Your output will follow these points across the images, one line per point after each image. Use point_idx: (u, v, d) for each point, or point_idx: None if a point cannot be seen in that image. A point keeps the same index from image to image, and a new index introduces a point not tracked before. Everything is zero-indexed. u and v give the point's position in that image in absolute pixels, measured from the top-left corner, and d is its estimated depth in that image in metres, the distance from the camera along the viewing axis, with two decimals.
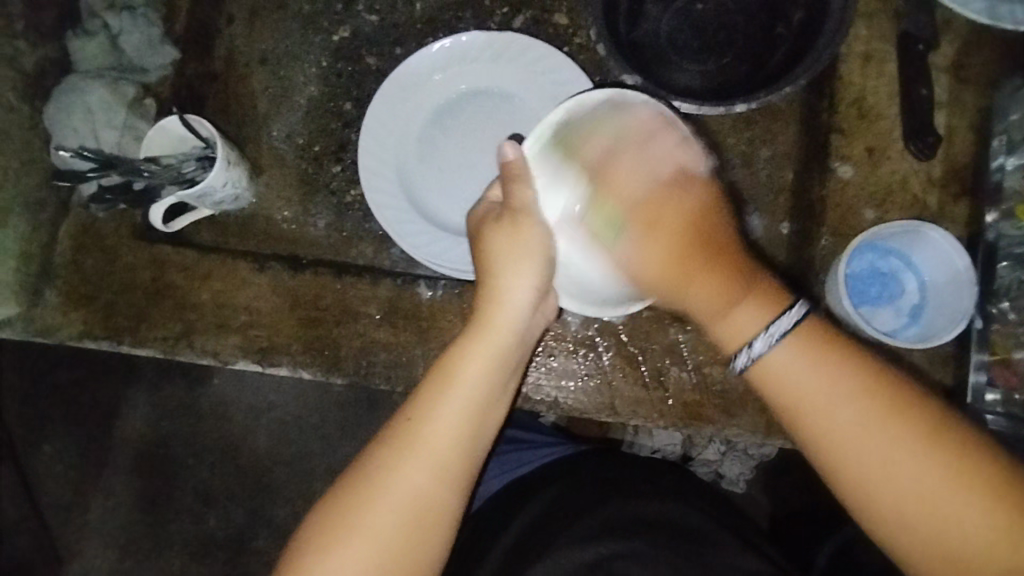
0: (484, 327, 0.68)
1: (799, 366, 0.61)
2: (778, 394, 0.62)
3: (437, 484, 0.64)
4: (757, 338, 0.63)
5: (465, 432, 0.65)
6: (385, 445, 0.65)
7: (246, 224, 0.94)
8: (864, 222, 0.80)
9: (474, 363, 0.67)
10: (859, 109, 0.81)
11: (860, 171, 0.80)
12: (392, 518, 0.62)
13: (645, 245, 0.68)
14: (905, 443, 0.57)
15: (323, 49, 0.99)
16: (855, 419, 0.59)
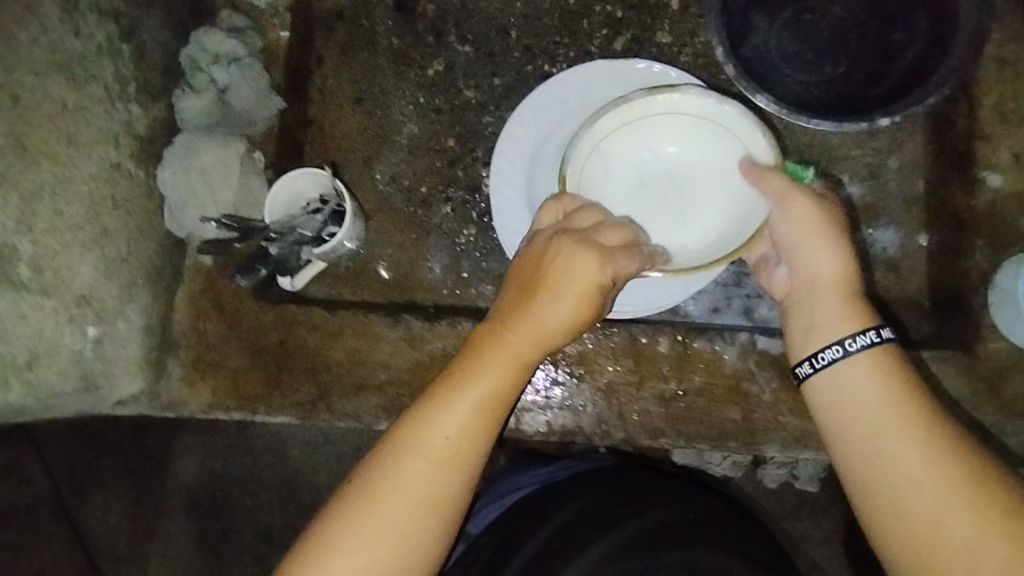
0: (506, 332, 0.64)
1: (868, 383, 0.60)
2: (824, 406, 0.62)
3: (439, 496, 0.61)
4: (853, 338, 0.62)
5: (470, 432, 0.62)
6: (390, 445, 0.63)
7: (359, 273, 0.90)
8: (1017, 228, 0.80)
9: (492, 368, 0.64)
10: (1000, 115, 0.81)
11: (1008, 180, 0.80)
12: (395, 519, 0.60)
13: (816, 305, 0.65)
14: (948, 482, 0.55)
15: (418, 85, 0.96)
16: (908, 447, 0.57)
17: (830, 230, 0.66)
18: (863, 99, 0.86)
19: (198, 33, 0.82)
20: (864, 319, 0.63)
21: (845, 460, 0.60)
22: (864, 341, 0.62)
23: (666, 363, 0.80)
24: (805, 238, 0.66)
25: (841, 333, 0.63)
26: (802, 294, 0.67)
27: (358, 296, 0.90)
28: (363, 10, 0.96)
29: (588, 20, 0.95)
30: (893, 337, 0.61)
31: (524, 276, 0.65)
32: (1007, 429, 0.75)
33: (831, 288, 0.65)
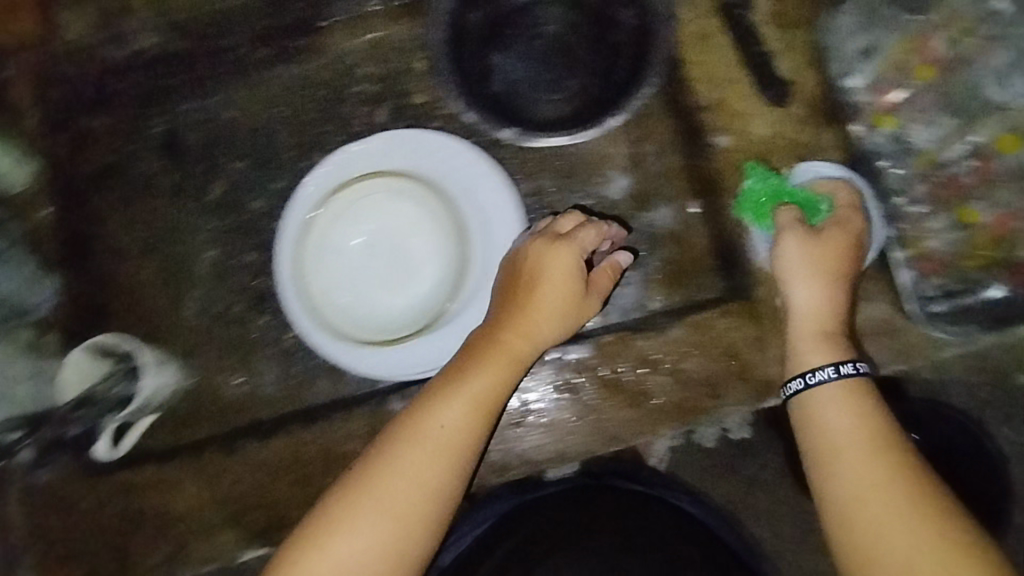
0: (504, 328, 0.74)
1: (842, 404, 0.69)
2: (801, 424, 0.71)
3: (439, 486, 0.68)
4: (816, 371, 0.71)
5: (492, 397, 0.72)
6: (397, 435, 0.70)
7: (195, 410, 0.90)
8: (758, 179, 0.85)
9: (531, 343, 0.74)
10: (712, 84, 0.88)
11: (735, 138, 0.87)
12: (412, 496, 0.68)
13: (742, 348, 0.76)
14: (912, 499, 0.61)
15: (205, 213, 0.98)
16: (861, 471, 0.64)
17: (832, 256, 0.76)
18: (604, 97, 0.94)
19: None
20: (837, 353, 0.72)
21: (821, 483, 0.66)
22: (829, 375, 0.71)
23: None
24: (794, 273, 0.76)
25: (815, 362, 0.73)
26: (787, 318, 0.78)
27: (202, 435, 0.89)
28: (132, 161, 0.99)
29: (346, 103, 0.99)
30: (861, 372, 0.70)
31: (512, 277, 0.76)
32: None
33: (816, 313, 0.75)
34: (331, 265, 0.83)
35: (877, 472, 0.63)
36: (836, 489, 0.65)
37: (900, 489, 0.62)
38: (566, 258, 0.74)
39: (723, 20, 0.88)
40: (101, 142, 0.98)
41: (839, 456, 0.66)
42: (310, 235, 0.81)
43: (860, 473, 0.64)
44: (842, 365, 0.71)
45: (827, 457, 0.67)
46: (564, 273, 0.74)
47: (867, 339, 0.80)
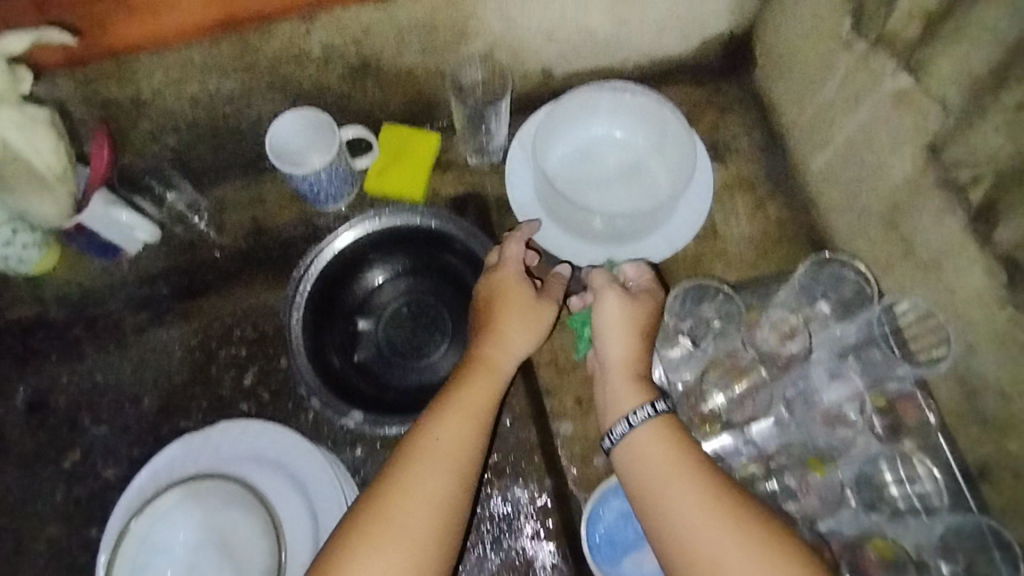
0: (484, 346, 0.78)
1: (668, 460, 0.68)
2: (630, 477, 0.70)
3: (449, 505, 0.67)
4: (634, 412, 0.72)
5: (466, 427, 0.71)
6: (391, 474, 0.69)
7: None
8: (598, 469, 0.87)
9: (506, 355, 0.78)
10: (556, 368, 0.91)
11: (578, 423, 0.89)
12: (422, 517, 0.66)
13: (618, 343, 0.76)
14: (739, 534, 0.62)
15: (57, 481, 0.96)
16: (690, 496, 0.65)
17: (645, 328, 0.77)
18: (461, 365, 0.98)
19: None
20: (645, 394, 0.74)
21: (655, 544, 0.67)
22: (642, 416, 0.71)
23: None
24: (609, 330, 0.77)
25: (626, 409, 0.73)
26: (599, 374, 0.78)
27: None
28: None
29: (216, 366, 1.01)
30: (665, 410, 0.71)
31: (485, 298, 0.81)
32: None
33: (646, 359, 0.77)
34: None
35: (689, 486, 0.66)
36: (672, 536, 0.65)
37: (725, 497, 0.65)
38: (511, 275, 0.81)
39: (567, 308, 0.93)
40: None
41: (673, 518, 0.65)
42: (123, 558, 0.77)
43: (691, 519, 0.64)
44: (640, 411, 0.72)
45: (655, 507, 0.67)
46: (529, 296, 0.80)
47: None
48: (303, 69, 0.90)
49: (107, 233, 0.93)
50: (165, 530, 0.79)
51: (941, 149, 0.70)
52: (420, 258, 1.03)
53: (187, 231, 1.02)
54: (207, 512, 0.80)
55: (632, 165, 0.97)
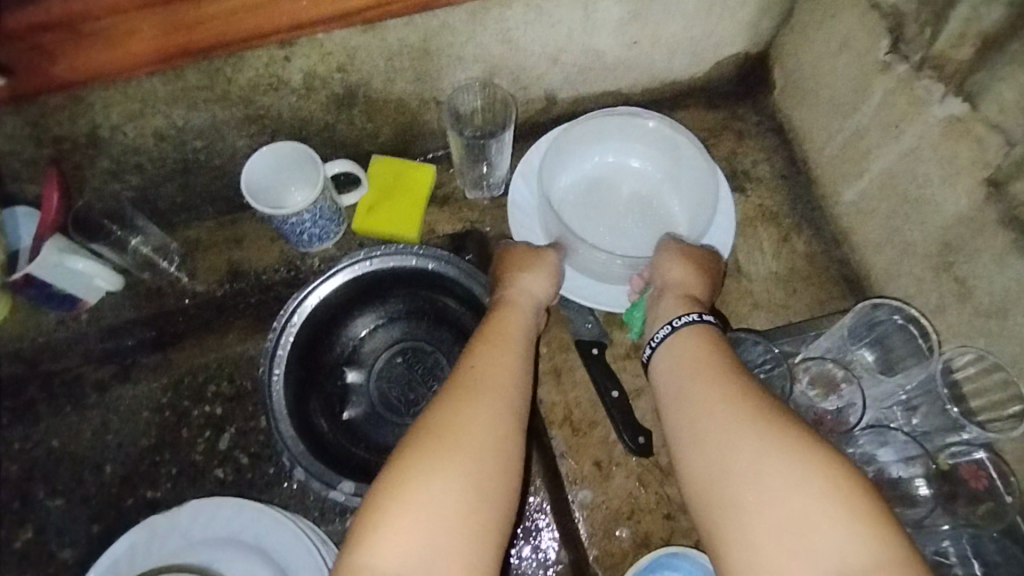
0: (511, 295, 0.76)
1: (690, 350, 0.64)
2: (659, 377, 0.65)
3: (511, 433, 0.60)
4: (681, 316, 0.68)
5: (512, 360, 0.67)
6: (446, 402, 0.61)
7: None
8: (624, 544, 0.75)
9: (524, 299, 0.76)
10: (570, 426, 0.81)
11: (597, 490, 0.78)
12: (486, 431, 0.59)
13: (673, 258, 0.76)
14: (769, 440, 0.53)
15: (8, 563, 0.85)
16: (726, 418, 0.56)
17: (698, 267, 0.77)
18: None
19: None
20: (689, 307, 0.70)
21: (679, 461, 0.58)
22: (690, 318, 0.67)
23: None
24: (668, 255, 0.77)
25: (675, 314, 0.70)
26: (651, 296, 0.75)
27: None
28: None
29: (188, 427, 0.90)
30: (708, 319, 0.67)
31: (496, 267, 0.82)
32: None
33: (676, 288, 0.74)
34: None
35: (725, 413, 0.56)
36: (697, 447, 0.56)
37: (758, 403, 0.56)
38: (522, 245, 0.82)
39: (581, 357, 0.84)
40: None
41: (696, 417, 0.58)
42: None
43: (710, 424, 0.56)
44: (685, 316, 0.68)
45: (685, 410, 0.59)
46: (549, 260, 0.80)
47: None
48: (283, 100, 0.82)
49: (65, 284, 0.83)
50: None
51: (1003, 186, 0.64)
52: (410, 300, 0.93)
53: (156, 276, 0.92)
54: None
55: (646, 202, 0.89)
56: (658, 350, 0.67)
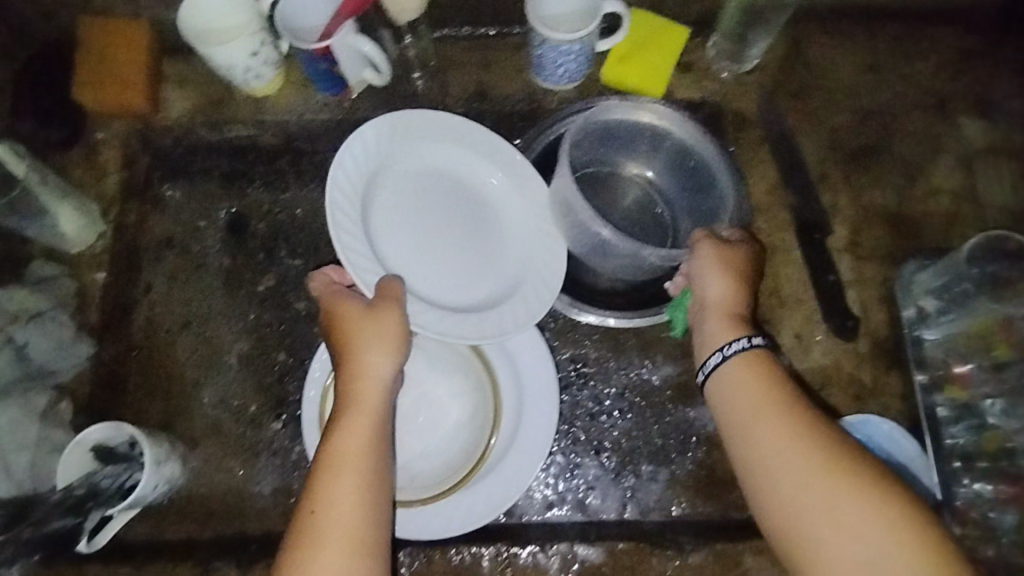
0: (342, 371, 0.71)
1: (752, 383, 0.68)
2: (724, 416, 0.69)
3: (361, 512, 0.64)
4: (730, 344, 0.70)
5: (360, 437, 0.67)
6: (317, 478, 0.66)
7: (185, 508, 0.87)
8: None
9: (370, 382, 0.70)
10: (778, 298, 0.85)
11: (797, 360, 0.83)
12: (349, 499, 0.65)
13: (716, 276, 0.74)
14: (815, 459, 0.61)
15: (250, 301, 0.97)
16: (793, 457, 0.62)
17: (729, 268, 0.75)
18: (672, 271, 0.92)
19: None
20: (738, 331, 0.72)
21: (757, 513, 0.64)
22: (738, 347, 0.70)
23: None
24: (702, 268, 0.75)
25: (720, 342, 0.72)
26: (697, 313, 0.76)
27: (180, 536, 0.86)
28: (193, 236, 0.99)
29: None
30: (757, 344, 0.69)
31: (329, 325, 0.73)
32: None
33: (717, 309, 0.74)
34: None
35: (771, 436, 0.64)
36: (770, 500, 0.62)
37: (789, 419, 0.64)
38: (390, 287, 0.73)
39: (800, 240, 0.87)
40: (173, 212, 0.99)
41: (748, 441, 0.65)
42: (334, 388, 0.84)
43: (768, 447, 0.64)
44: (732, 344, 0.70)
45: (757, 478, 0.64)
46: (349, 320, 0.72)
47: None
48: None
49: (347, 68, 0.92)
50: None
51: None
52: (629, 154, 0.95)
53: (410, 84, 0.99)
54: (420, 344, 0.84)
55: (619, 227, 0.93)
56: (716, 393, 0.70)
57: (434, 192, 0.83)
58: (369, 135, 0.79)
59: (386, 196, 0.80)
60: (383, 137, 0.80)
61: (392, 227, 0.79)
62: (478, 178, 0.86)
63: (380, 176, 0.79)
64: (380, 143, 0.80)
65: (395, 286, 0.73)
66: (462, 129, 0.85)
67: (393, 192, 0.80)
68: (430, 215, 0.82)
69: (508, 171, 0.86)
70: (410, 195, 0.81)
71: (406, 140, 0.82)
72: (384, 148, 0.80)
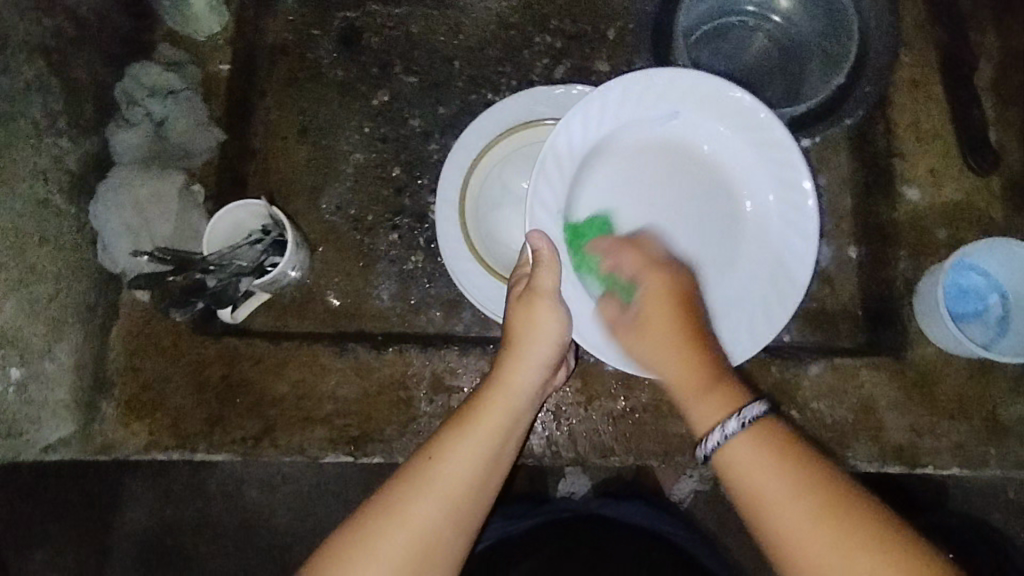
0: (507, 356, 0.70)
1: (752, 463, 0.55)
2: (733, 490, 0.56)
3: (467, 489, 0.64)
4: (724, 424, 0.57)
5: (498, 425, 0.67)
6: (448, 431, 0.66)
7: (304, 304, 0.89)
8: (939, 243, 0.82)
9: (525, 380, 0.69)
10: (915, 133, 0.84)
11: (927, 194, 0.83)
12: (464, 470, 0.64)
13: (654, 349, 0.61)
14: (842, 538, 0.50)
15: (365, 116, 0.96)
16: (823, 550, 0.50)
17: (699, 364, 0.59)
18: (811, 95, 0.87)
19: (132, 67, 0.84)
20: (729, 401, 0.58)
21: None
22: (736, 425, 0.56)
23: (613, 382, 0.80)
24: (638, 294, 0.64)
25: (712, 422, 0.58)
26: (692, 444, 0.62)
27: (300, 327, 0.88)
28: (307, 43, 0.96)
29: (530, 51, 0.97)
30: (765, 414, 0.56)
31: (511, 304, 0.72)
32: (940, 433, 0.77)
33: (683, 385, 0.59)
34: (493, 214, 0.81)
35: (789, 507, 0.52)
36: None
37: (806, 492, 0.52)
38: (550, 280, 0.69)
39: (942, 78, 0.85)
40: (285, 15, 0.96)
41: (760, 518, 0.54)
42: (478, 174, 0.81)
43: (785, 526, 0.52)
44: (725, 424, 0.56)
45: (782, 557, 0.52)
46: (536, 311, 0.69)
47: (1011, 433, 0.76)
48: None
49: None
50: (509, 168, 0.82)
51: None
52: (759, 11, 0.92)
53: None
54: None
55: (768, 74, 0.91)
56: (726, 459, 0.56)
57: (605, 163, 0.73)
58: (596, 97, 0.69)
59: (599, 184, 0.73)
60: (611, 108, 0.70)
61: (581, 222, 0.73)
62: (724, 163, 0.74)
63: (606, 136, 0.72)
64: (614, 108, 0.70)
65: (549, 277, 0.69)
66: (719, 92, 0.70)
67: (608, 184, 0.73)
68: (653, 202, 0.74)
69: (762, 165, 0.73)
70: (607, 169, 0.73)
71: (634, 103, 0.71)
72: (614, 115, 0.71)
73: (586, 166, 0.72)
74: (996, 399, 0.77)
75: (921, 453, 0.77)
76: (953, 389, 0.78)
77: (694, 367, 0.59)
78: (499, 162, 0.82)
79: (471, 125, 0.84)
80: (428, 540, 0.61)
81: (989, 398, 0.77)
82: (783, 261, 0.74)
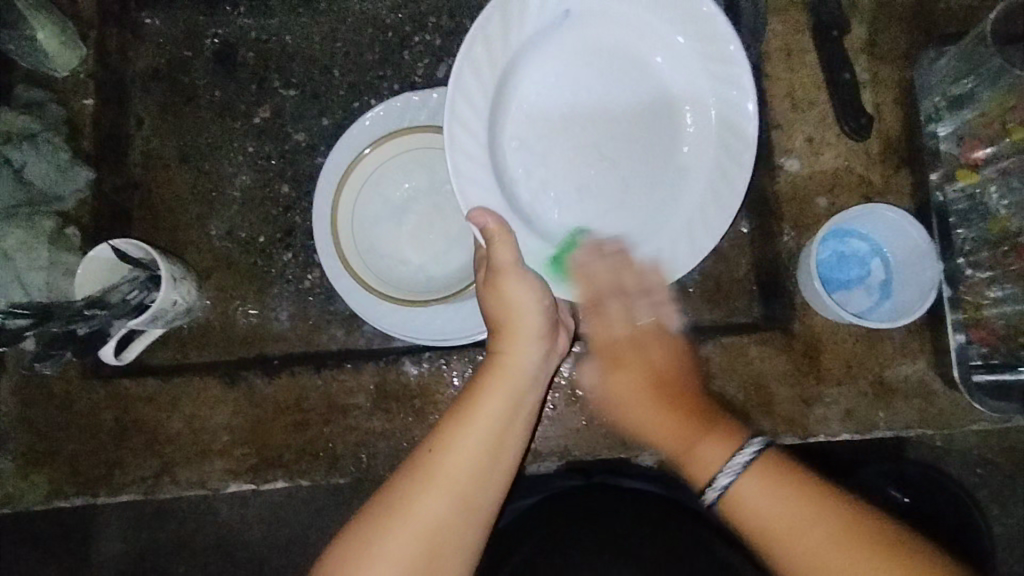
0: (502, 337, 0.67)
1: (760, 492, 0.58)
2: (743, 524, 0.59)
3: (474, 476, 0.61)
4: (734, 457, 0.60)
5: (502, 407, 0.64)
6: (448, 420, 0.64)
7: (202, 334, 0.87)
8: (820, 212, 0.81)
9: (526, 357, 0.67)
10: (791, 103, 0.82)
11: (805, 163, 0.82)
12: (469, 452, 0.62)
13: (605, 376, 0.68)
14: (832, 538, 0.55)
15: (246, 135, 0.93)
16: (828, 559, 0.55)
17: (665, 403, 0.64)
18: None
19: None
20: (737, 434, 0.62)
21: None
22: (746, 456, 0.60)
23: None
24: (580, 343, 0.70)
25: (721, 460, 0.61)
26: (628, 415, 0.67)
27: (197, 360, 0.86)
28: (178, 67, 0.93)
29: (409, 51, 0.94)
30: (764, 447, 0.60)
31: (492, 310, 0.68)
32: (829, 400, 0.78)
33: (671, 432, 0.63)
34: (369, 230, 0.81)
35: (817, 533, 0.55)
36: None
37: (839, 523, 0.56)
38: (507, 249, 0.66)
39: (815, 42, 0.83)
40: (152, 41, 0.93)
41: (783, 557, 0.56)
42: (349, 191, 0.80)
43: (810, 549, 0.55)
44: (734, 460, 0.60)
45: (778, 558, 0.57)
46: (516, 303, 0.66)
47: (899, 393, 0.78)
48: None
49: None
50: (379, 184, 0.81)
51: None
52: None
53: None
54: (426, 172, 0.82)
55: None
56: (733, 497, 0.59)
57: (518, 89, 0.70)
58: (499, 17, 0.67)
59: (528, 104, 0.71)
60: (509, 28, 0.68)
61: (519, 152, 0.71)
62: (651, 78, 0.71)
63: (507, 69, 0.69)
64: (519, 26, 0.68)
65: (507, 250, 0.67)
66: None
67: (532, 110, 0.71)
68: (588, 122, 0.71)
69: (675, 35, 0.69)
70: (524, 95, 0.71)
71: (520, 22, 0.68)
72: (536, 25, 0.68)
73: (502, 99, 0.70)
74: (882, 362, 0.78)
75: (814, 423, 0.78)
76: (841, 355, 0.78)
77: (686, 427, 0.63)
78: (366, 177, 0.81)
79: (339, 140, 0.82)
80: (437, 536, 0.59)
81: (875, 361, 0.78)
82: (730, 145, 0.70)
